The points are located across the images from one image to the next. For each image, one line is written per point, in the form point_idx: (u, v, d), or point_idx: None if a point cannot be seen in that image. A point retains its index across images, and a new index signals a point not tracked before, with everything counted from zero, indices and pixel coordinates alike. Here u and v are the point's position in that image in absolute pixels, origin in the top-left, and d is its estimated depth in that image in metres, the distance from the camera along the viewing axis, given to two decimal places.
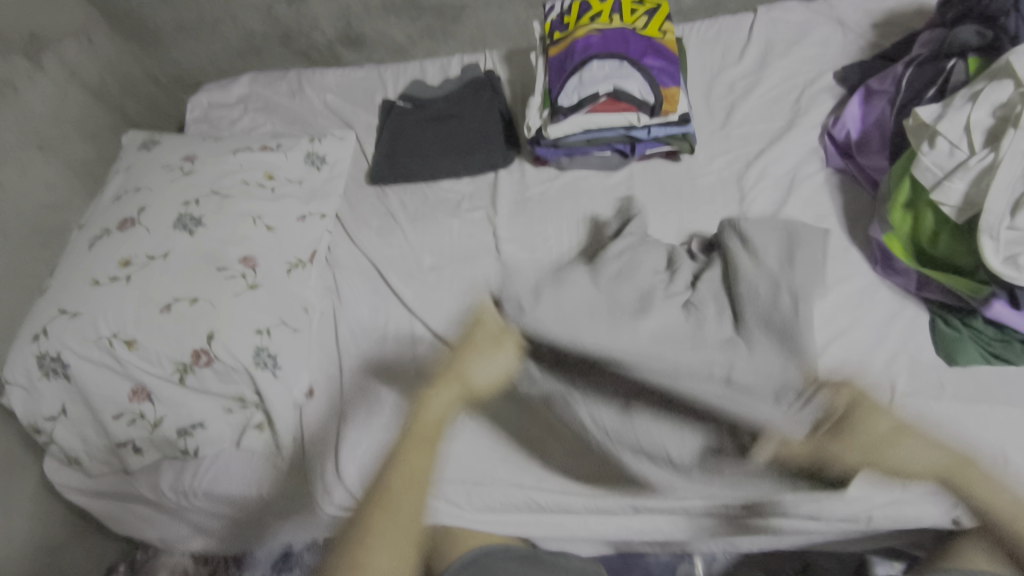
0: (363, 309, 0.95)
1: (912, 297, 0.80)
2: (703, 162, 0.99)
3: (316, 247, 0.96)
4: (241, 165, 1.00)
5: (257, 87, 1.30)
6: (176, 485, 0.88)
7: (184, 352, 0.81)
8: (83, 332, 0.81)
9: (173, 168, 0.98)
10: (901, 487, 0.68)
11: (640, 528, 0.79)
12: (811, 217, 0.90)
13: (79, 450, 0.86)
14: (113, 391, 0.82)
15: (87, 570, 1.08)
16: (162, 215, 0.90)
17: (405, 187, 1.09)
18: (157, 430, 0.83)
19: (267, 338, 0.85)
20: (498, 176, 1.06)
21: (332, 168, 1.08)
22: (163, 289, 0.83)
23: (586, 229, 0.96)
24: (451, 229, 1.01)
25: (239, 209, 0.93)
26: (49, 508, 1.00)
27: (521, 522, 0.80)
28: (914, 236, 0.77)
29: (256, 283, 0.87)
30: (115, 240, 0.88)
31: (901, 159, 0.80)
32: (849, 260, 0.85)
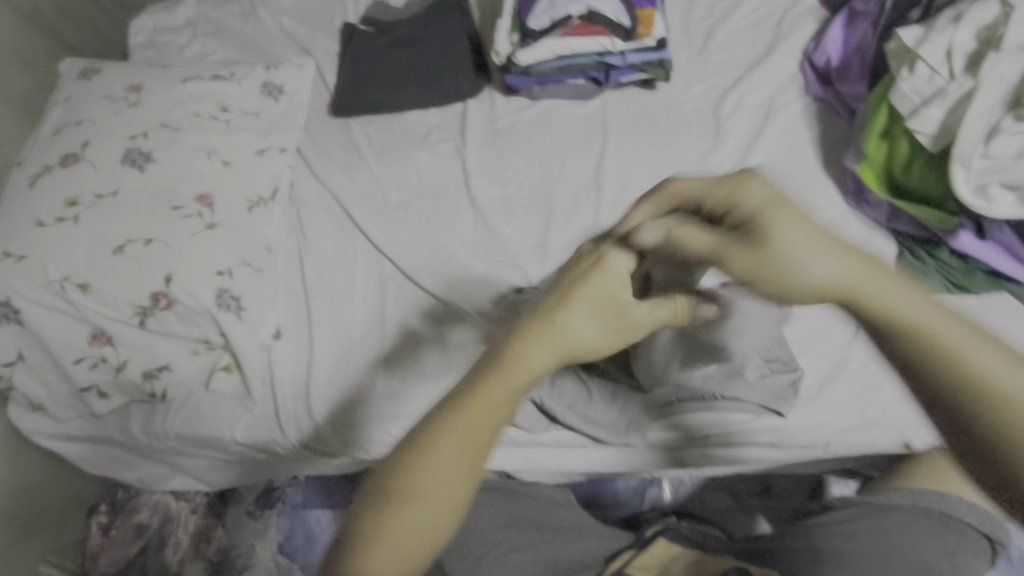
0: (328, 249, 0.92)
1: (882, 229, 0.79)
2: (679, 91, 0.96)
3: (277, 183, 0.92)
4: (191, 96, 0.93)
5: (205, 8, 1.20)
6: (146, 428, 0.88)
7: (142, 296, 0.78)
8: (31, 276, 0.77)
9: (116, 98, 0.91)
10: (858, 415, 0.70)
11: (607, 461, 0.78)
12: (785, 149, 0.88)
13: (41, 396, 0.85)
14: (71, 336, 0.80)
15: (69, 510, 1.09)
16: (107, 150, 0.84)
17: (369, 120, 1.04)
18: (121, 373, 0.82)
19: (229, 280, 0.82)
20: (466, 106, 1.02)
21: (291, 99, 1.02)
22: (115, 230, 0.79)
23: (558, 162, 0.93)
24: (419, 162, 0.98)
25: (192, 142, 0.88)
26: (22, 452, 0.99)
27: (493, 457, 0.79)
28: (888, 166, 0.75)
29: (214, 223, 0.83)
30: (57, 178, 0.82)
31: (879, 88, 0.78)
32: (822, 191, 0.83)
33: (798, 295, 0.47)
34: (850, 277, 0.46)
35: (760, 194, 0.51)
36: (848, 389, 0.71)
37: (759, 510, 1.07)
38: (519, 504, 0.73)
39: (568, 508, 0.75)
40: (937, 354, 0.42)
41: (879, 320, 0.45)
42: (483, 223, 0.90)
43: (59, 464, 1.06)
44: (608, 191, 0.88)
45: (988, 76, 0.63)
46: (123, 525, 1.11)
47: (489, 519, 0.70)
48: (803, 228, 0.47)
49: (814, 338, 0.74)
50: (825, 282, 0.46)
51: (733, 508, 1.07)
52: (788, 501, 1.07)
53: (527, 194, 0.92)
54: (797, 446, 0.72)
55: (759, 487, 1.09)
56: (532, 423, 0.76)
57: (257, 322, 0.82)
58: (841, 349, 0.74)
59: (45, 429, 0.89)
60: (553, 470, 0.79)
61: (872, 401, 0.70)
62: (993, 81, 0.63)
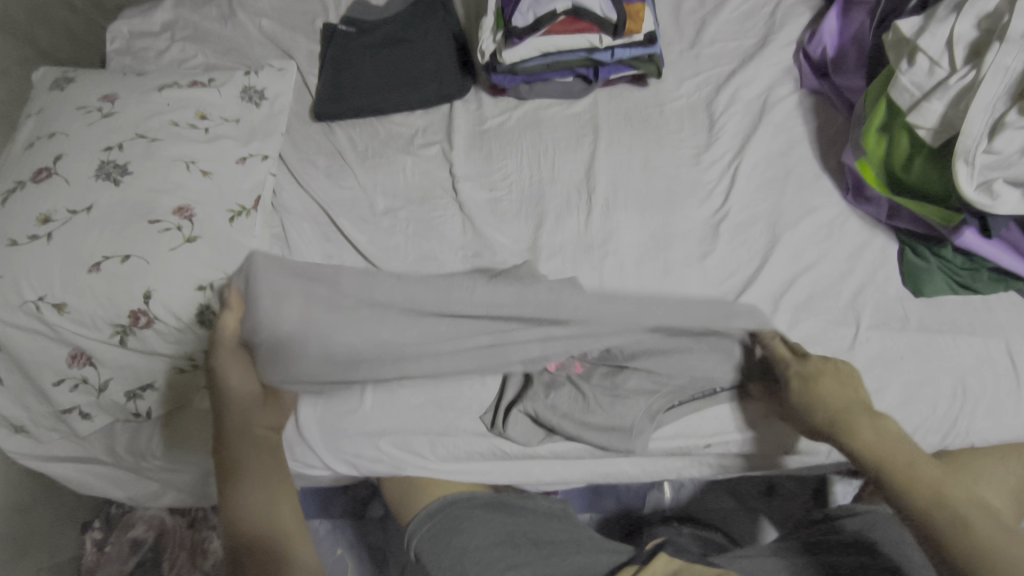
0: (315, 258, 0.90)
1: (882, 225, 0.77)
2: (671, 86, 0.93)
3: (260, 192, 0.89)
4: (168, 104, 0.91)
5: (183, 11, 1.17)
6: (132, 447, 0.86)
7: (121, 314, 0.75)
8: (5, 297, 0.74)
9: (90, 109, 0.88)
10: None
11: (605, 471, 0.76)
12: (782, 144, 0.85)
13: (23, 418, 0.83)
14: (49, 357, 0.77)
15: (61, 528, 1.07)
16: (80, 163, 0.82)
17: (353, 123, 1.01)
18: (103, 393, 0.80)
19: (211, 295, 0.79)
20: (453, 107, 1.00)
21: (273, 104, 0.99)
22: (90, 246, 0.76)
23: (548, 163, 0.91)
24: (405, 166, 0.95)
25: (169, 153, 0.85)
26: (8, 472, 0.97)
27: (486, 470, 0.77)
28: (889, 164, 0.73)
29: (193, 235, 0.80)
30: (30, 194, 0.79)
31: (878, 80, 0.75)
32: (819, 188, 0.81)
33: (817, 407, 0.64)
34: (891, 449, 0.58)
35: (839, 393, 0.64)
36: None
37: (763, 512, 1.06)
38: (514, 519, 0.72)
39: (564, 519, 0.74)
40: (909, 485, 0.56)
41: (892, 489, 0.57)
42: (472, 229, 0.88)
43: (48, 482, 1.04)
44: (600, 193, 0.86)
45: (992, 67, 0.60)
46: (118, 540, 1.10)
47: (484, 535, 0.68)
48: (834, 390, 0.64)
49: (815, 342, 0.71)
50: (877, 444, 0.59)
51: (736, 510, 1.06)
52: (792, 502, 1.05)
53: (516, 197, 0.89)
54: (799, 453, 0.72)
55: (762, 487, 1.07)
56: (526, 437, 0.73)
57: None
58: (841, 352, 0.70)
59: (28, 450, 0.87)
60: (549, 481, 0.78)
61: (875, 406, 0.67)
62: (997, 72, 0.60)
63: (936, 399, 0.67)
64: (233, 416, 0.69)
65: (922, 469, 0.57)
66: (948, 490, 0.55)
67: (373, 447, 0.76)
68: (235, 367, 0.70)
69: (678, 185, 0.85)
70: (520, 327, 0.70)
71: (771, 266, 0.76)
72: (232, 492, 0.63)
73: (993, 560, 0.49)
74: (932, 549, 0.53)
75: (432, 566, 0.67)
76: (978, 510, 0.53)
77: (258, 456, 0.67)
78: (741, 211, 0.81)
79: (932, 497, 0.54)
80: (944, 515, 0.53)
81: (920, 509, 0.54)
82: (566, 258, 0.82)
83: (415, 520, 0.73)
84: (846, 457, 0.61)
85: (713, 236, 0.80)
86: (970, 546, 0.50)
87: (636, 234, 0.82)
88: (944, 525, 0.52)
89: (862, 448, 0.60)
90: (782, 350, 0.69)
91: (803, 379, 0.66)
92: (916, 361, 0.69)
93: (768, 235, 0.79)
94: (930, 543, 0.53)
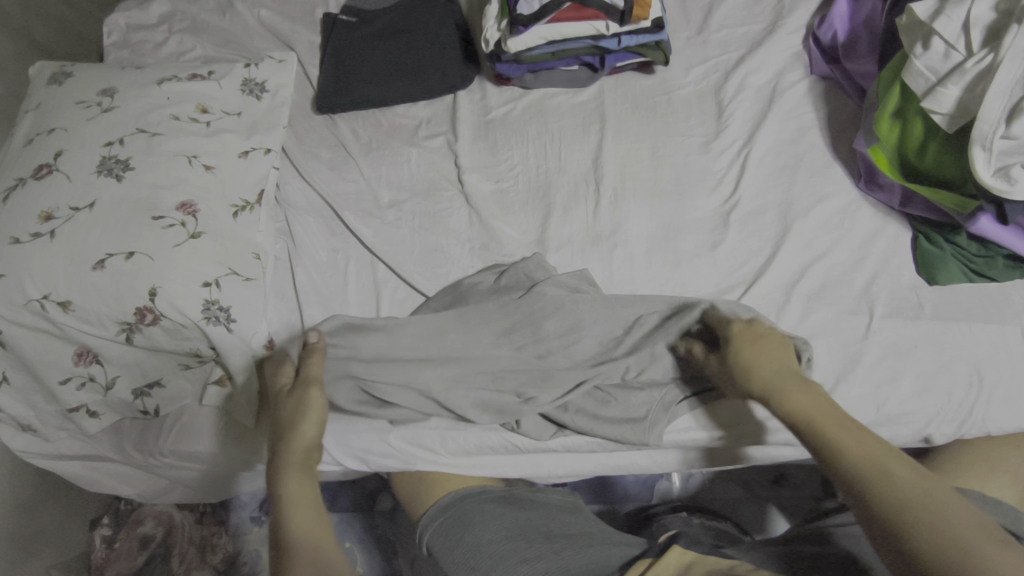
0: (320, 252, 0.89)
1: (895, 213, 0.77)
2: (679, 74, 0.92)
3: (263, 186, 0.89)
4: (168, 98, 0.89)
5: (180, 3, 1.15)
6: (142, 444, 0.86)
7: (126, 312, 0.75)
8: (9, 296, 0.74)
9: (89, 103, 0.87)
10: (877, 411, 0.66)
11: (617, 463, 0.76)
12: (791, 132, 0.84)
13: (30, 417, 0.82)
14: (55, 355, 0.77)
15: (71, 525, 1.07)
16: (81, 159, 0.81)
17: (356, 115, 1.00)
18: (111, 391, 0.79)
19: (217, 291, 0.78)
20: (457, 97, 0.98)
21: (274, 96, 0.98)
22: (93, 243, 0.75)
23: (554, 154, 0.89)
24: (410, 158, 0.94)
25: (171, 147, 0.84)
26: (16, 470, 0.96)
27: (497, 464, 0.77)
28: (902, 148, 0.72)
29: (197, 231, 0.79)
30: (31, 190, 0.78)
31: (892, 65, 0.73)
32: (831, 175, 0.80)
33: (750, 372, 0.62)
34: (815, 405, 0.57)
35: (772, 359, 0.62)
36: (865, 383, 0.67)
37: (771, 500, 1.05)
38: (526, 512, 0.71)
39: (576, 513, 0.74)
40: (829, 434, 0.54)
41: (814, 441, 0.55)
42: (478, 221, 0.87)
43: (56, 480, 1.04)
44: (607, 183, 0.85)
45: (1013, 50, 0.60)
46: (127, 536, 1.10)
47: (498, 533, 0.68)
48: (765, 349, 0.63)
49: (828, 331, 0.70)
50: (805, 400, 0.58)
51: (744, 499, 1.06)
52: (801, 490, 1.05)
53: (523, 188, 0.88)
54: None
55: (770, 476, 1.07)
56: (537, 430, 0.73)
57: (250, 333, 0.79)
58: (855, 341, 0.70)
59: (36, 449, 0.86)
60: (560, 474, 0.77)
61: (890, 396, 0.67)
62: (1016, 56, 0.59)
63: (951, 388, 0.66)
64: (293, 447, 0.63)
65: (847, 423, 0.55)
66: (871, 443, 0.53)
67: (382, 442, 0.76)
68: (315, 402, 0.66)
69: (687, 174, 0.84)
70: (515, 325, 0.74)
71: (783, 255, 0.75)
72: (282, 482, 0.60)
73: (906, 510, 0.48)
74: (851, 496, 0.51)
75: (446, 561, 0.67)
76: (898, 460, 0.52)
77: (300, 484, 0.61)
78: (751, 200, 0.81)
79: (855, 450, 0.53)
80: (863, 465, 0.51)
81: (841, 459, 0.53)
82: (574, 250, 0.81)
83: (427, 516, 0.73)
84: (773, 414, 0.59)
85: (724, 226, 0.79)
86: (887, 495, 0.49)
87: (645, 224, 0.81)
88: (864, 476, 0.51)
89: (788, 406, 0.58)
90: (717, 318, 0.68)
91: (740, 343, 0.64)
92: (931, 349, 0.68)
93: (780, 224, 0.78)
94: (850, 493, 0.52)
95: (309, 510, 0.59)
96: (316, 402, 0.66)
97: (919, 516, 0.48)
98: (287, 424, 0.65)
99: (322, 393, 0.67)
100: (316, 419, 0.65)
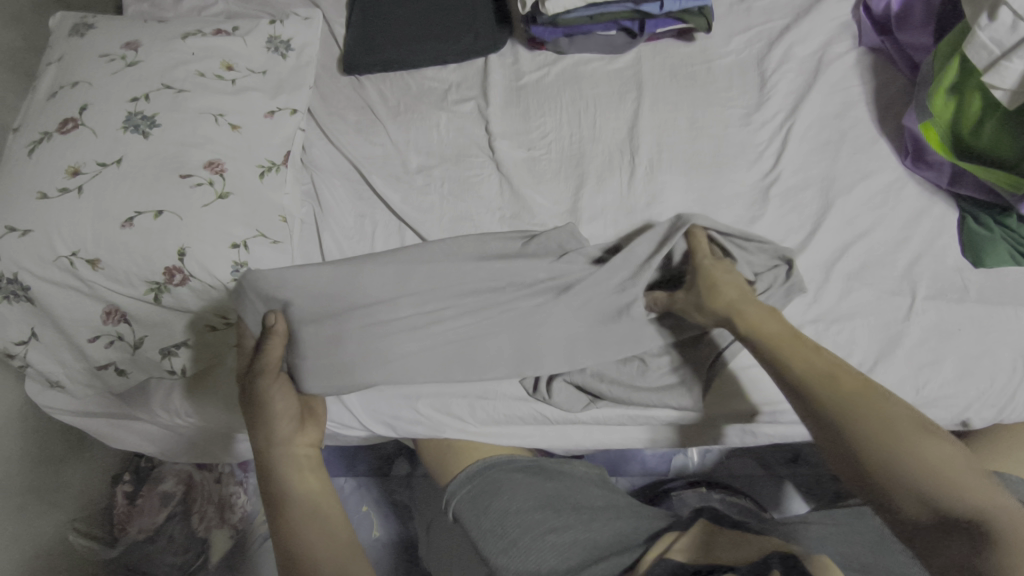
0: (347, 217, 0.88)
1: (942, 192, 0.76)
2: (720, 42, 0.90)
3: (289, 147, 0.87)
4: (192, 53, 0.87)
5: None
6: (168, 402, 0.86)
7: (154, 272, 0.74)
8: (38, 251, 0.73)
9: (113, 57, 0.85)
10: (915, 393, 0.65)
11: (645, 437, 0.76)
12: (835, 107, 0.82)
13: (58, 374, 0.82)
14: (84, 312, 0.76)
15: (94, 481, 1.08)
16: (108, 114, 0.79)
17: (384, 76, 0.97)
18: (139, 350, 0.79)
19: (246, 253, 0.77)
20: (488, 61, 0.96)
21: (299, 55, 0.95)
22: (122, 201, 0.74)
23: (589, 122, 0.87)
24: (439, 123, 0.92)
25: (197, 104, 0.82)
26: (41, 426, 0.97)
27: (526, 434, 0.76)
28: (957, 127, 0.71)
29: (225, 191, 0.78)
30: (57, 145, 0.77)
31: (949, 39, 0.72)
32: (876, 152, 0.79)
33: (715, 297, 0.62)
34: (771, 321, 0.58)
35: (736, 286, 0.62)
36: (905, 364, 0.66)
37: (788, 478, 1.06)
38: (554, 484, 0.71)
39: (602, 484, 0.74)
40: (779, 345, 0.56)
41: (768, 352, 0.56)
42: (510, 189, 0.85)
43: (79, 437, 1.05)
44: (643, 154, 0.83)
45: None
46: (148, 494, 1.09)
47: (523, 504, 0.68)
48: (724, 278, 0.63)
49: (869, 311, 0.69)
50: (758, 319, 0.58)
51: (762, 476, 1.06)
52: (818, 469, 1.05)
53: (555, 156, 0.86)
54: None
55: (788, 455, 1.07)
56: (569, 402, 0.72)
57: None
58: (896, 322, 0.68)
59: (64, 405, 0.87)
60: (587, 446, 0.77)
61: (930, 378, 0.66)
62: None
63: (994, 372, 0.66)
64: (270, 446, 0.65)
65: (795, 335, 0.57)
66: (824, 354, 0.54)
67: (411, 409, 0.76)
68: (277, 397, 0.66)
69: (726, 147, 0.82)
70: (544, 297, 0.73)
71: (824, 233, 0.74)
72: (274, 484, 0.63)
73: (854, 415, 0.49)
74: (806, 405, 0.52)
75: (475, 528, 0.68)
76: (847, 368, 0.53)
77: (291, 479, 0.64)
78: (792, 175, 0.79)
79: (807, 359, 0.54)
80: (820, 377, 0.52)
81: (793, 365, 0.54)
82: (608, 221, 0.80)
83: (455, 484, 0.73)
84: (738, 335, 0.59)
85: (764, 200, 0.78)
86: (841, 397, 0.50)
87: (681, 197, 0.80)
88: (817, 380, 0.52)
89: (746, 321, 0.58)
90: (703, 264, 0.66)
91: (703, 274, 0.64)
92: (975, 333, 0.67)
93: (821, 201, 0.77)
94: (805, 402, 0.52)
95: (309, 504, 0.62)
96: (279, 392, 0.66)
97: (866, 414, 0.48)
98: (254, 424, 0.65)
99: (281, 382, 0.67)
100: (286, 413, 0.66)
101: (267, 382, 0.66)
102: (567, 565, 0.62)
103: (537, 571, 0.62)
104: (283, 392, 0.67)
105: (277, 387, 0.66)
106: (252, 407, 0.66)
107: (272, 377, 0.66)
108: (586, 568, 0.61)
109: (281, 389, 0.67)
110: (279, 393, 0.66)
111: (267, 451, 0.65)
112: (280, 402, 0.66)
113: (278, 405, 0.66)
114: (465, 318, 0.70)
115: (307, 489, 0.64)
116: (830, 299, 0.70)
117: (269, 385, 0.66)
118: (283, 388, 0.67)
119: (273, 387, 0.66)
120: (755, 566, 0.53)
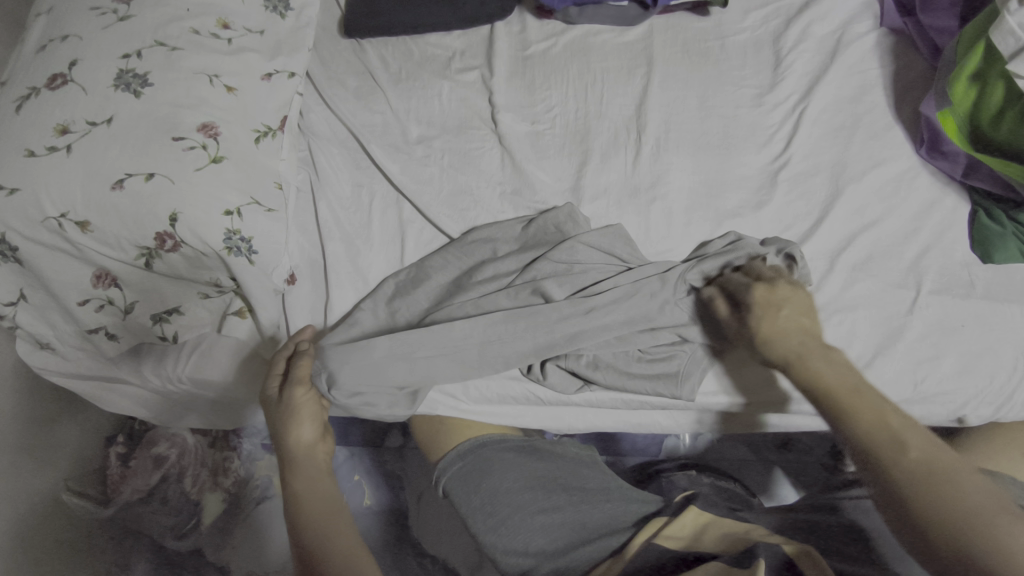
0: (344, 186, 0.86)
1: (954, 184, 0.74)
2: (735, 18, 0.86)
3: (286, 112, 0.84)
4: (188, 9, 0.83)
5: None
6: (159, 368, 0.85)
7: (146, 237, 0.72)
8: (25, 212, 0.71)
9: (104, 9, 0.81)
10: (913, 388, 0.65)
11: (637, 421, 0.75)
12: (851, 91, 0.80)
13: (48, 336, 0.81)
14: (74, 275, 0.75)
15: (86, 443, 1.08)
16: (97, 70, 0.76)
17: (385, 41, 0.94)
18: (130, 315, 0.78)
19: (239, 220, 0.74)
20: (494, 29, 0.93)
21: (299, 16, 0.92)
22: (112, 161, 0.72)
23: (595, 97, 0.84)
24: (441, 92, 0.89)
25: (191, 64, 0.79)
26: (33, 387, 0.96)
27: (518, 414, 0.76)
28: (974, 116, 0.69)
29: (219, 155, 0.75)
30: (45, 101, 0.74)
31: (975, 23, 0.69)
32: (889, 139, 0.76)
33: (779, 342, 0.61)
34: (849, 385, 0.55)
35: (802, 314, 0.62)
36: (905, 359, 0.65)
37: (777, 464, 1.06)
38: (545, 464, 0.71)
39: (593, 467, 0.74)
40: (854, 413, 0.53)
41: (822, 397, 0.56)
42: (511, 164, 0.82)
43: (71, 399, 1.04)
44: (650, 132, 0.80)
45: None
46: (143, 456, 1.08)
47: (514, 484, 0.68)
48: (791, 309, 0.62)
49: (871, 302, 0.68)
50: (839, 385, 0.55)
51: (751, 460, 1.07)
52: (808, 456, 1.06)
53: (559, 132, 0.84)
54: None
55: (777, 441, 1.07)
56: (564, 384, 0.71)
57: (271, 265, 0.76)
58: (898, 315, 0.67)
59: (54, 367, 0.86)
60: (579, 428, 0.77)
61: (929, 374, 0.65)
62: None
63: (994, 370, 0.65)
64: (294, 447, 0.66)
65: (869, 398, 0.54)
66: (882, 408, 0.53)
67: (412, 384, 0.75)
68: (304, 402, 0.68)
69: (736, 128, 0.80)
70: (545, 277, 0.71)
71: (831, 222, 0.72)
72: (291, 479, 0.65)
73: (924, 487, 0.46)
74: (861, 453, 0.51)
75: (466, 506, 0.68)
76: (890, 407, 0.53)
77: (309, 477, 0.65)
78: (802, 160, 0.77)
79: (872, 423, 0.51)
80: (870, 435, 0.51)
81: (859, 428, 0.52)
82: (611, 201, 0.78)
83: (447, 465, 0.72)
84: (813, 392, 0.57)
85: (771, 185, 0.76)
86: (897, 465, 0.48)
87: (688, 178, 0.78)
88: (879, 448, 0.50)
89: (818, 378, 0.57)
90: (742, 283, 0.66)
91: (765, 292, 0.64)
92: (978, 330, 0.66)
93: (829, 188, 0.75)
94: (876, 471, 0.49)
95: (326, 502, 0.64)
96: (308, 401, 0.68)
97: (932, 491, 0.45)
98: (283, 430, 0.67)
99: (313, 392, 0.69)
100: (313, 419, 0.67)
101: (297, 390, 0.68)
102: (554, 545, 0.63)
103: (525, 550, 0.63)
104: (313, 401, 0.69)
105: (308, 396, 0.68)
106: (279, 411, 0.68)
107: (305, 386, 0.68)
108: (571, 551, 0.61)
109: (313, 398, 0.69)
110: (307, 401, 0.68)
111: (288, 451, 0.66)
112: (309, 410, 0.68)
113: (305, 413, 0.68)
114: (494, 325, 0.68)
115: (322, 484, 0.65)
116: (834, 289, 0.69)
117: (298, 392, 0.68)
118: (313, 399, 0.69)
119: (303, 394, 0.68)
120: (738, 555, 0.53)
